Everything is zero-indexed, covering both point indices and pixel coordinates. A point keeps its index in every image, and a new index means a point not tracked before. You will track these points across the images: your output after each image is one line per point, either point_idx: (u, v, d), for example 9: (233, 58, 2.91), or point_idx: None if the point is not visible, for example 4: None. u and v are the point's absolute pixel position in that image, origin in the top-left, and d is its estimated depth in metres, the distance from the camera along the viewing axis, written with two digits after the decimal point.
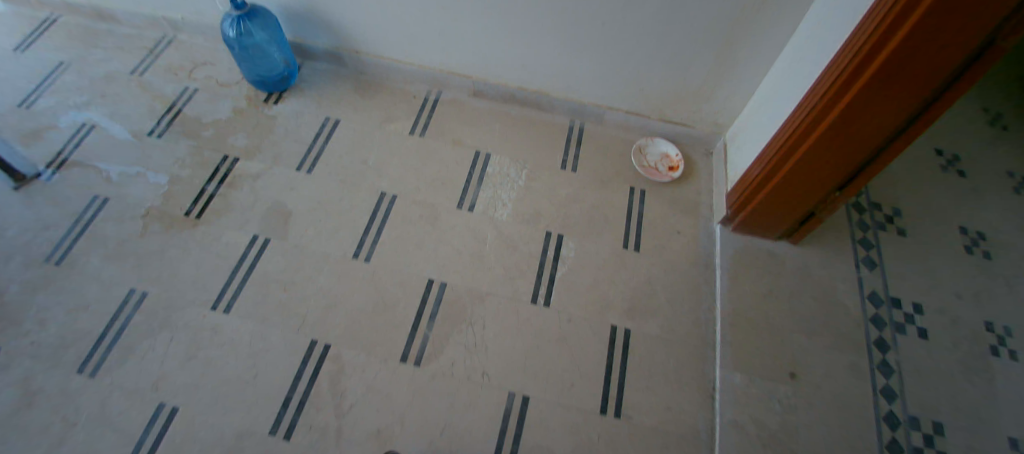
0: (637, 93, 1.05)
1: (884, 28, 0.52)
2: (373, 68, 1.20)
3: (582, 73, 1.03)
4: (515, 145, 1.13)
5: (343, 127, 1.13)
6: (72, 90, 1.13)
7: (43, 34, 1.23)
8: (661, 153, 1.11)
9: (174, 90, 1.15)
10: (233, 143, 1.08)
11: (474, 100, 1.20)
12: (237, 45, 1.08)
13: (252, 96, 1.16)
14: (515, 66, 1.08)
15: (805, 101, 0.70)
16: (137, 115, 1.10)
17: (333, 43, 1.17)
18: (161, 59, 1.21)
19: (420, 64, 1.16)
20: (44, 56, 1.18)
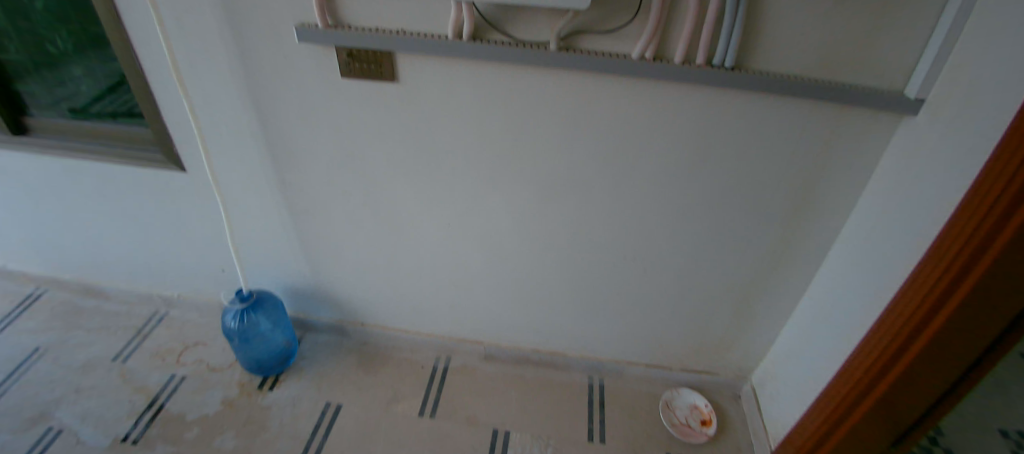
0: (657, 349, 1.04)
1: (915, 316, 0.55)
2: (375, 337, 1.15)
3: (607, 335, 1.03)
4: (534, 417, 1.01)
5: (345, 414, 1.00)
6: (43, 384, 1.02)
7: (20, 315, 1.19)
8: (690, 404, 1.05)
9: (160, 379, 1.05)
10: (218, 446, 0.93)
11: (485, 365, 1.12)
12: (238, 335, 1.02)
13: (247, 381, 1.06)
14: (528, 332, 1.07)
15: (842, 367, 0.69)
16: (112, 416, 0.97)
17: (335, 315, 1.15)
18: (150, 342, 1.15)
19: (427, 334, 1.13)
20: (21, 343, 1.12)
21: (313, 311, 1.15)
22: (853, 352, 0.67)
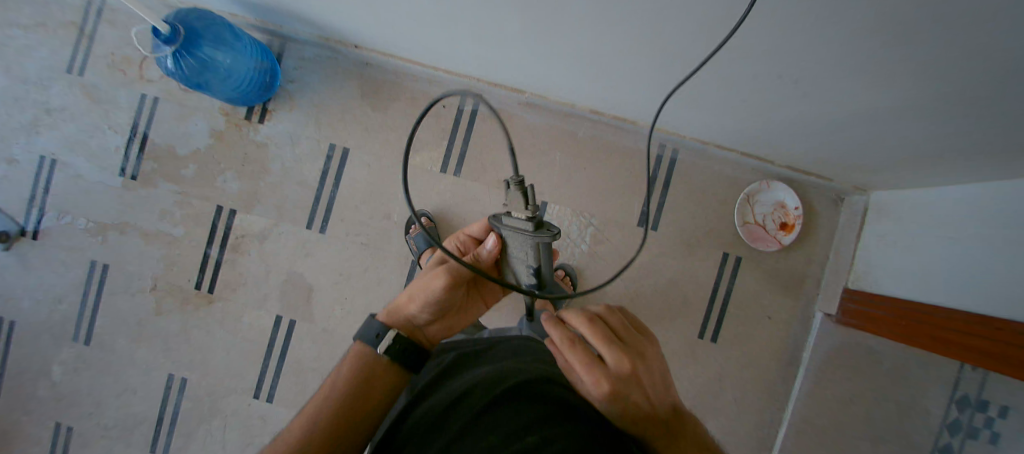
0: (602, 91, 0.87)
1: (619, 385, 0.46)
2: (288, 29, 0.98)
3: (518, 64, 0.83)
4: (492, 142, 1.03)
5: (297, 50, 1.02)
6: (116, 68, 1.06)
7: (101, 17, 1.05)
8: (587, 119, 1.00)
9: (130, 99, 1.05)
10: (226, 188, 1.04)
11: (428, 87, 1.02)
12: (184, 45, 0.82)
13: (230, 111, 1.03)
14: (414, 40, 0.85)
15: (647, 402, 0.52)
16: (103, 152, 1.06)
17: (258, 15, 0.94)
18: (98, 45, 1.06)
19: (346, 42, 0.96)
20: (110, 33, 1.05)
21: (288, 23, 0.94)
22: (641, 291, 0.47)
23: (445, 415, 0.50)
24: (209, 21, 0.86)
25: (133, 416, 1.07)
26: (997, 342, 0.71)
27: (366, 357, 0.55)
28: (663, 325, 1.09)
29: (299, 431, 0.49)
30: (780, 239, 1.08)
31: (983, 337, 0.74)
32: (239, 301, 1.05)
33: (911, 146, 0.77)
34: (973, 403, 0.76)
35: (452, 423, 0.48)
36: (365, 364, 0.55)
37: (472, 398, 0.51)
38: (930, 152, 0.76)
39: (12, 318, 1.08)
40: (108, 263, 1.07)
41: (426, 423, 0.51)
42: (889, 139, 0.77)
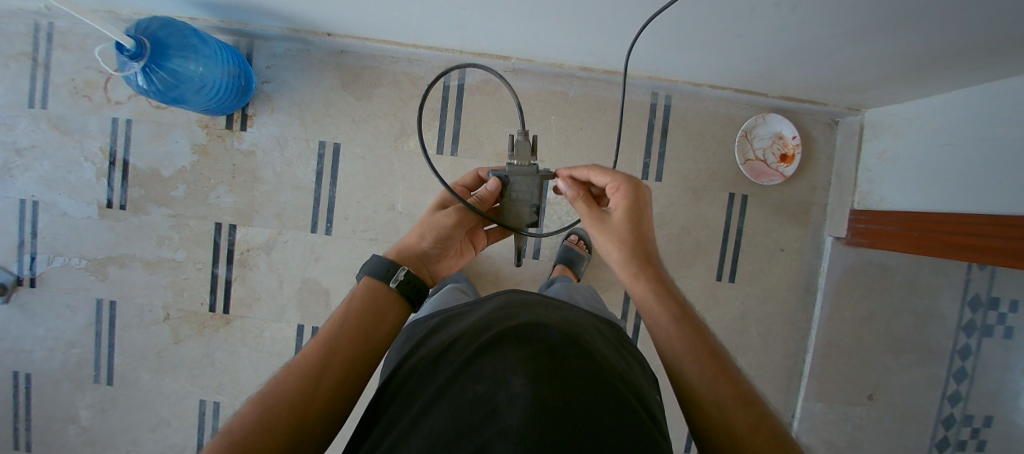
0: (590, 46, 0.84)
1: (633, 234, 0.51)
2: (254, 29, 0.93)
3: (501, 29, 0.80)
4: (484, 116, 1.00)
5: (267, 49, 0.98)
6: (81, 96, 1.01)
7: (53, 44, 1.00)
8: (577, 78, 0.99)
9: (102, 127, 1.01)
10: (220, 203, 1.01)
11: (409, 67, 0.99)
12: (154, 60, 0.78)
13: (209, 123, 1.00)
14: (389, 20, 0.81)
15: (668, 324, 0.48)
16: (85, 186, 1.02)
17: (220, 16, 0.89)
18: (56, 74, 1.00)
19: (317, 33, 0.92)
20: (66, 60, 1.00)
21: (254, 19, 0.89)
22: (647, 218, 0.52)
23: (432, 369, 0.51)
24: (174, 31, 0.81)
25: (171, 446, 1.06)
26: (1013, 239, 0.73)
27: (378, 291, 0.53)
28: (679, 273, 1.10)
29: (310, 362, 0.45)
30: (781, 172, 1.08)
31: (1000, 233, 0.75)
32: (256, 315, 1.03)
33: (910, 56, 0.76)
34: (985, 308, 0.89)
35: (449, 367, 0.49)
36: (376, 300, 0.52)
37: (467, 345, 0.52)
38: (930, 57, 0.75)
39: (26, 369, 1.06)
40: (114, 298, 1.04)
41: (421, 371, 0.51)
42: (887, 51, 0.76)
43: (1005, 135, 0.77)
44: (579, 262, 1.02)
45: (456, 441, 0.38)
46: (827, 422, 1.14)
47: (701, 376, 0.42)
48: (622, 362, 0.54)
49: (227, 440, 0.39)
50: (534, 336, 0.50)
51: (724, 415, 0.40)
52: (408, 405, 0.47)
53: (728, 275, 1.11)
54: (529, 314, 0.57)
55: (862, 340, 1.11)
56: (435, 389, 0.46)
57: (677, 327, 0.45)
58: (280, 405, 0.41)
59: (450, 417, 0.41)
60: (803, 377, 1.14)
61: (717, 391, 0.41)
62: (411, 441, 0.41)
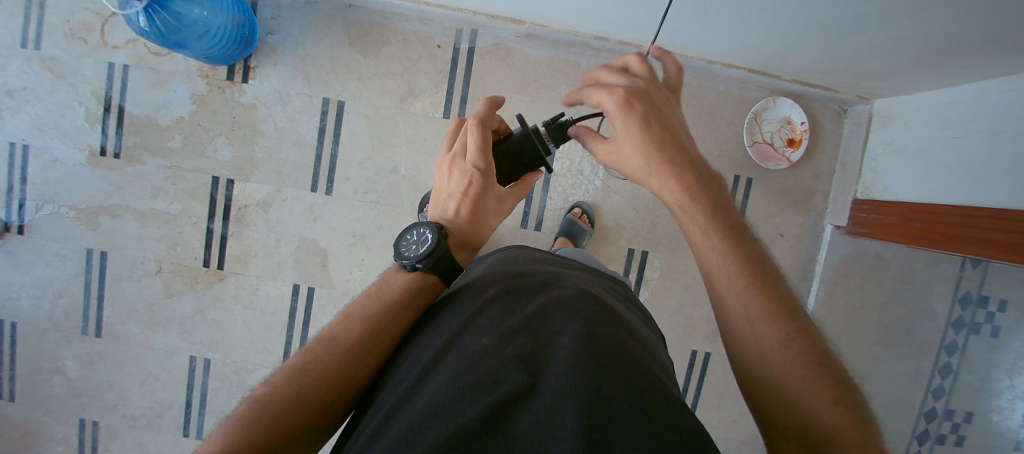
0: (606, 13, 0.82)
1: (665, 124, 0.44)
2: None
3: None
4: (494, 82, 0.99)
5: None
6: (75, 37, 0.97)
7: None
8: (589, 47, 0.98)
9: (97, 71, 0.97)
10: (218, 157, 0.98)
11: (420, 26, 0.96)
12: None
13: (210, 73, 0.97)
14: None
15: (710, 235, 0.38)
16: (78, 132, 0.99)
17: None
18: (50, 13, 0.96)
19: None
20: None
21: None
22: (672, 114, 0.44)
23: (434, 325, 0.48)
24: None
25: (159, 401, 1.05)
26: (1014, 232, 0.73)
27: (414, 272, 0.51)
28: (680, 253, 1.09)
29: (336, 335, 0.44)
30: (788, 156, 1.07)
31: (1003, 226, 0.75)
32: (251, 272, 1.01)
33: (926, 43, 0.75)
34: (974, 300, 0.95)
35: (455, 320, 0.47)
36: (419, 288, 0.50)
37: (475, 298, 0.50)
38: (941, 47, 0.75)
39: (12, 317, 1.03)
40: (106, 249, 1.01)
41: (427, 323, 0.50)
42: (901, 41, 0.75)
43: (1014, 128, 0.77)
44: (581, 236, 1.02)
45: (472, 392, 0.36)
46: None
47: (730, 286, 0.35)
48: (634, 322, 0.54)
49: (262, 411, 0.37)
50: (550, 296, 0.48)
51: (753, 331, 0.34)
52: (413, 354, 0.45)
53: None
54: (538, 273, 0.55)
55: (852, 329, 1.12)
56: (443, 341, 0.44)
57: (710, 235, 0.37)
58: (319, 384, 0.40)
59: (463, 366, 0.39)
60: None
61: (748, 305, 0.34)
62: (421, 390, 0.39)
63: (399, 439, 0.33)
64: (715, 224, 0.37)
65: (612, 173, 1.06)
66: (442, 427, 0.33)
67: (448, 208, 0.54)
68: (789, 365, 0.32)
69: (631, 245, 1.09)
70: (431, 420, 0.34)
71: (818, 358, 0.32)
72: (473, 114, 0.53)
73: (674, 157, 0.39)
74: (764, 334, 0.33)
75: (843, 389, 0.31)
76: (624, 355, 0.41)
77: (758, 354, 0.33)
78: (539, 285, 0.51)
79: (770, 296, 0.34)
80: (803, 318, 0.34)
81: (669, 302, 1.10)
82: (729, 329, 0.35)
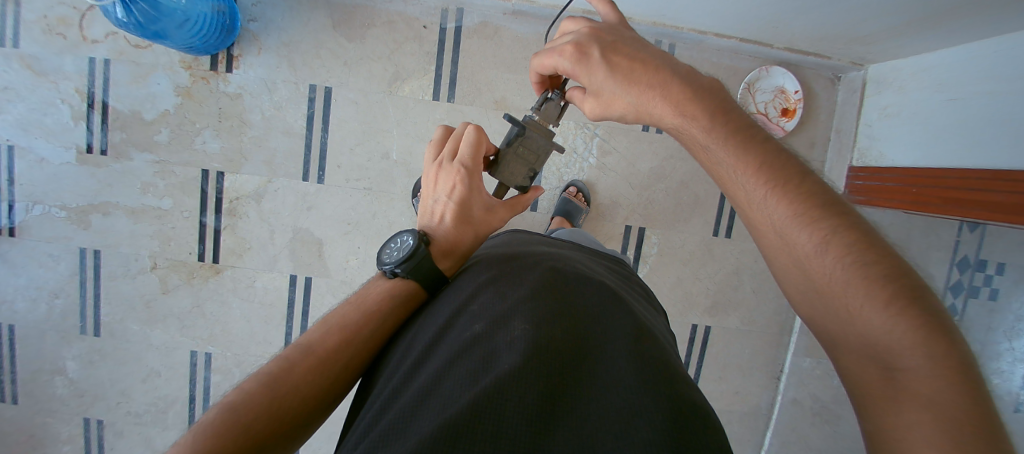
0: None
1: (649, 106, 0.40)
2: None
3: None
4: (482, 61, 0.97)
5: None
6: (53, 32, 0.95)
7: None
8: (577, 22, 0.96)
9: (78, 66, 0.96)
10: (207, 149, 0.97)
11: (404, 6, 0.94)
12: None
13: (194, 64, 0.95)
14: None
15: (759, 200, 0.35)
16: (63, 131, 0.97)
17: None
18: (25, 9, 0.94)
19: None
20: None
21: None
22: (647, 103, 0.40)
23: (424, 312, 0.48)
24: None
25: (163, 398, 1.05)
26: (1014, 194, 0.72)
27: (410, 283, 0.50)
28: (677, 228, 1.09)
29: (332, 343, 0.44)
30: (783, 126, 1.07)
31: (1003, 186, 0.75)
32: (247, 265, 1.01)
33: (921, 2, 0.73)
34: (972, 263, 0.94)
35: (446, 303, 0.47)
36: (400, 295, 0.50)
37: (465, 280, 0.49)
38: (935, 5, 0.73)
39: (9, 321, 1.03)
40: (99, 247, 1.00)
41: (421, 309, 0.50)
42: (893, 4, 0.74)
43: (1012, 87, 0.75)
44: (578, 214, 1.01)
45: (463, 377, 0.36)
46: (814, 378, 1.13)
47: (752, 199, 0.36)
48: (634, 300, 0.53)
49: (227, 420, 0.36)
50: (540, 273, 0.48)
51: (785, 237, 0.34)
52: (409, 340, 0.45)
53: (726, 230, 1.09)
54: (530, 253, 0.54)
55: None
56: (437, 326, 0.44)
57: (735, 168, 0.36)
58: (293, 395, 0.40)
59: (455, 350, 0.39)
60: (794, 332, 1.12)
61: (772, 205, 0.35)
62: (417, 375, 0.38)
63: (393, 430, 0.33)
64: (723, 135, 0.37)
65: (605, 149, 1.05)
66: (435, 413, 0.32)
67: (435, 213, 0.55)
68: (884, 322, 0.30)
69: (627, 222, 1.08)
70: (424, 406, 0.34)
71: (867, 245, 0.32)
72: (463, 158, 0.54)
73: (666, 79, 0.39)
74: (795, 234, 0.34)
75: (893, 269, 0.31)
76: (607, 331, 0.41)
77: (796, 255, 0.34)
78: (526, 265, 0.50)
79: (794, 191, 0.34)
80: (831, 195, 0.34)
81: (668, 277, 1.10)
82: (759, 232, 0.37)
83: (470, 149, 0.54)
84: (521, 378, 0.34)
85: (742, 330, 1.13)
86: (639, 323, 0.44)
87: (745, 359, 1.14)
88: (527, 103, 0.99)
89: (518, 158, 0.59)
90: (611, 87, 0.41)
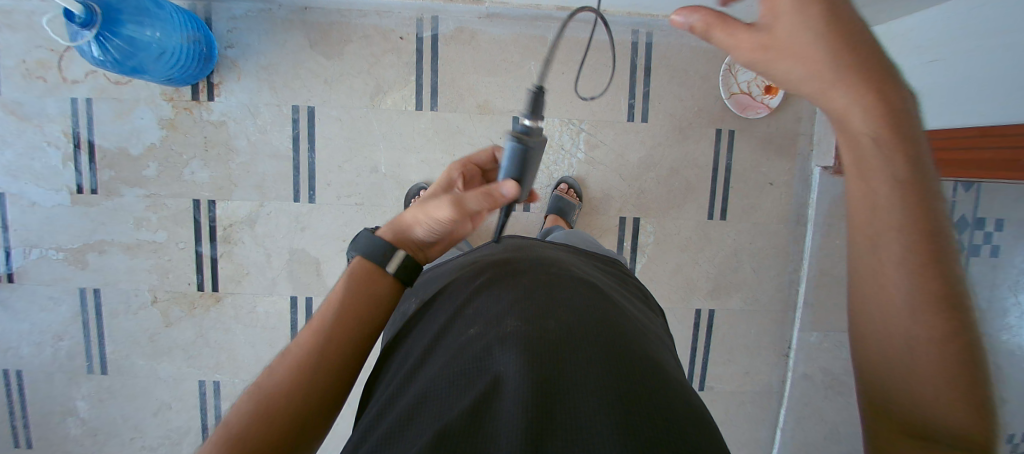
0: None
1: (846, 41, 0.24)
2: None
3: None
4: (461, 67, 0.97)
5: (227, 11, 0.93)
6: (32, 76, 0.95)
7: None
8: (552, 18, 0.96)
9: (62, 108, 0.96)
10: (196, 179, 0.97)
11: (378, 19, 0.94)
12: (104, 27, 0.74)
13: (175, 95, 0.95)
14: None
15: (885, 200, 0.26)
16: (52, 174, 0.97)
17: None
18: (2, 56, 0.94)
19: None
20: (11, 38, 0.94)
21: None
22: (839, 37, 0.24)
23: (424, 315, 0.49)
24: None
25: (176, 429, 1.05)
26: None
27: (369, 272, 0.47)
28: (671, 215, 1.09)
29: (302, 350, 0.43)
30: (768, 104, 1.04)
31: None
32: (247, 290, 1.01)
33: None
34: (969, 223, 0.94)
35: (446, 307, 0.47)
36: (366, 284, 0.46)
37: (464, 285, 0.50)
38: None
39: (16, 367, 1.03)
40: (97, 285, 1.01)
41: (419, 312, 0.50)
42: None
43: (995, 43, 0.74)
44: (570, 210, 1.01)
45: (458, 385, 0.36)
46: (822, 351, 1.13)
47: (873, 194, 0.26)
48: (629, 302, 0.53)
49: (223, 438, 0.39)
50: (540, 278, 0.48)
51: (880, 254, 0.27)
52: (407, 349, 0.45)
53: (721, 212, 1.09)
54: (525, 258, 0.54)
55: None
56: (433, 333, 0.44)
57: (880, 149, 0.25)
58: (274, 405, 0.41)
59: (456, 355, 0.39)
60: (798, 308, 1.12)
61: (893, 209, 0.26)
62: (412, 383, 0.39)
63: (387, 440, 0.33)
64: (886, 98, 0.24)
65: (593, 143, 1.05)
66: (433, 421, 0.33)
67: None
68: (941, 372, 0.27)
69: (621, 213, 1.08)
70: (418, 416, 0.34)
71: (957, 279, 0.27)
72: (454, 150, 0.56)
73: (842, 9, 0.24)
74: (915, 279, 0.26)
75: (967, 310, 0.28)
76: (609, 331, 0.41)
77: (888, 298, 0.28)
78: (524, 270, 0.50)
79: (934, 224, 0.26)
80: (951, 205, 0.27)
81: (667, 265, 1.11)
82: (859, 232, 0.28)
83: None
84: (521, 382, 0.34)
85: (746, 310, 1.13)
86: (632, 324, 0.44)
87: (751, 339, 1.14)
88: (510, 104, 0.99)
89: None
90: (806, 37, 0.24)
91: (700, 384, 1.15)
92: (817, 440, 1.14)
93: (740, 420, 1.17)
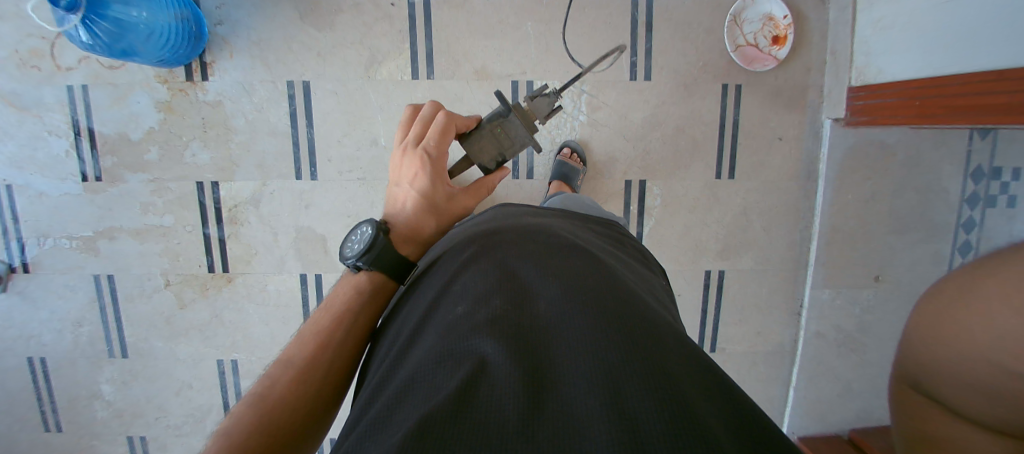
0: None
1: None
2: None
3: None
4: (456, 33, 0.95)
5: None
6: (26, 64, 0.94)
7: None
8: None
9: (58, 96, 0.95)
10: (198, 161, 0.97)
11: None
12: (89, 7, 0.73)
13: (169, 77, 0.94)
14: None
15: None
16: (56, 162, 0.98)
17: None
18: None
19: None
20: (1, 26, 0.93)
21: None
22: None
23: (416, 294, 0.47)
24: None
25: (199, 407, 1.08)
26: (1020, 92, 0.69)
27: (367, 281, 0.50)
28: (678, 176, 1.07)
29: (305, 355, 0.44)
30: (775, 55, 1.01)
31: (1009, 86, 0.71)
32: (256, 270, 1.02)
33: None
34: None
35: (437, 286, 0.45)
36: (363, 290, 0.50)
37: (454, 260, 0.48)
38: None
39: (39, 354, 1.06)
40: (111, 272, 1.02)
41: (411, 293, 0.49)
42: None
43: None
44: (575, 175, 1.00)
45: (448, 362, 0.34)
46: (835, 307, 1.11)
47: None
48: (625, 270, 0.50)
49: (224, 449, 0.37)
50: (533, 252, 0.46)
51: None
52: (399, 327, 0.44)
53: (729, 171, 1.07)
54: (514, 229, 0.53)
55: (866, 221, 1.06)
56: (422, 310, 0.43)
57: None
58: (280, 410, 0.41)
59: (445, 335, 0.37)
60: (810, 265, 1.11)
61: None
62: (402, 365, 0.37)
63: (378, 420, 0.32)
64: None
65: (595, 105, 1.03)
66: (421, 402, 0.31)
67: (397, 198, 0.54)
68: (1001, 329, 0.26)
69: (627, 176, 1.07)
70: (409, 396, 0.32)
71: None
72: (429, 144, 0.54)
73: None
74: None
75: None
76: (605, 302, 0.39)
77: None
78: (516, 243, 0.48)
79: None
80: None
81: (674, 227, 1.09)
82: None
83: (437, 137, 0.54)
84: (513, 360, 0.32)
85: (756, 270, 1.12)
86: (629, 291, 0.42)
87: (763, 298, 1.13)
88: (508, 69, 0.97)
89: (491, 137, 0.63)
90: None
91: (711, 344, 1.15)
92: (832, 396, 1.14)
93: (753, 378, 1.17)
